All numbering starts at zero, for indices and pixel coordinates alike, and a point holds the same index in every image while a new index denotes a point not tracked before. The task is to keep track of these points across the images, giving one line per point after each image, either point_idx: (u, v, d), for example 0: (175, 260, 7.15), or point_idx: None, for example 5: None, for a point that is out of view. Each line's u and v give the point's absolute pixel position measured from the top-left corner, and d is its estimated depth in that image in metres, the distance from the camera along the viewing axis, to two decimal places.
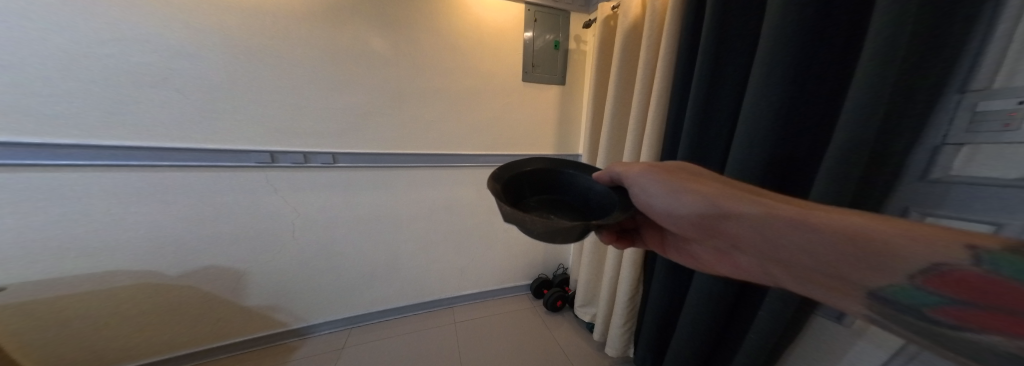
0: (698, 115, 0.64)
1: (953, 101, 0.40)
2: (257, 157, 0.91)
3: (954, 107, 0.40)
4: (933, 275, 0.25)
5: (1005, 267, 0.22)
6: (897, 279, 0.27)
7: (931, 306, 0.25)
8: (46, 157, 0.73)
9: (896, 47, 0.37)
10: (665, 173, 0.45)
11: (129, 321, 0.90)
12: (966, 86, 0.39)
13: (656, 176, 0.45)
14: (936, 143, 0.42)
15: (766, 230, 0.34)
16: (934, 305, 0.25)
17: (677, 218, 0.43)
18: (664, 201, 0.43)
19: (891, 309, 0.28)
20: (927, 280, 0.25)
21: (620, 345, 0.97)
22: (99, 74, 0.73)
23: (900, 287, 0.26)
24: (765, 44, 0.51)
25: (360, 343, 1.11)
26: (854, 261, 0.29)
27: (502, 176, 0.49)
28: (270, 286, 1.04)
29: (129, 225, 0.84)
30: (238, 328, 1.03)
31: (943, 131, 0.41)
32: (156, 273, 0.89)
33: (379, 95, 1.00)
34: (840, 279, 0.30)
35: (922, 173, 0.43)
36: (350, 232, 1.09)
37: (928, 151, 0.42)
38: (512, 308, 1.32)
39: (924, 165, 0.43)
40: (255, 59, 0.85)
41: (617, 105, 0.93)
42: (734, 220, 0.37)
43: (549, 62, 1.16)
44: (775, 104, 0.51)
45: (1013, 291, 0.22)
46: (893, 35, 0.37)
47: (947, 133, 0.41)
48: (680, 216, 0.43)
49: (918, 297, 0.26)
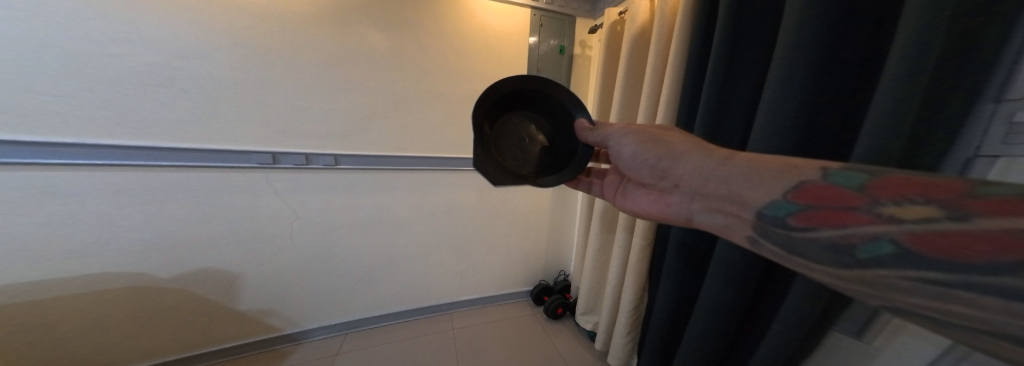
0: (710, 120, 0.65)
1: (987, 111, 0.37)
2: (257, 157, 0.89)
3: (988, 118, 0.37)
4: (797, 189, 0.32)
5: (836, 177, 0.30)
6: (774, 195, 0.34)
7: (788, 214, 0.32)
8: (40, 156, 0.71)
9: (927, 58, 0.36)
10: (631, 126, 0.51)
11: (115, 327, 0.86)
12: (1001, 96, 0.36)
13: (630, 128, 0.50)
14: (968, 155, 0.39)
15: (703, 168, 0.42)
16: (790, 212, 0.32)
17: (636, 164, 0.51)
18: (632, 147, 0.50)
19: (768, 226, 0.34)
20: (793, 194, 0.32)
21: (623, 355, 0.95)
22: (101, 74, 0.72)
23: (776, 201, 0.33)
24: (778, 59, 0.51)
25: (354, 350, 1.07)
26: (754, 185, 0.36)
27: (498, 98, 0.53)
28: (264, 290, 1.01)
29: (123, 226, 0.81)
30: (230, 333, 1.00)
31: (975, 142, 0.38)
32: (148, 275, 0.86)
33: (381, 98, 0.98)
34: (740, 204, 0.37)
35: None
36: (347, 235, 1.07)
37: (961, 163, 0.39)
38: (511, 315, 1.30)
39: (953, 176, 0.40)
40: (258, 60, 0.84)
41: (624, 110, 0.93)
42: (681, 162, 0.45)
43: (553, 66, 1.16)
44: (794, 110, 0.50)
45: (836, 194, 0.29)
46: (930, 33, 0.35)
47: (980, 144, 0.38)
48: (628, 162, 0.51)
49: (781, 207, 0.33)
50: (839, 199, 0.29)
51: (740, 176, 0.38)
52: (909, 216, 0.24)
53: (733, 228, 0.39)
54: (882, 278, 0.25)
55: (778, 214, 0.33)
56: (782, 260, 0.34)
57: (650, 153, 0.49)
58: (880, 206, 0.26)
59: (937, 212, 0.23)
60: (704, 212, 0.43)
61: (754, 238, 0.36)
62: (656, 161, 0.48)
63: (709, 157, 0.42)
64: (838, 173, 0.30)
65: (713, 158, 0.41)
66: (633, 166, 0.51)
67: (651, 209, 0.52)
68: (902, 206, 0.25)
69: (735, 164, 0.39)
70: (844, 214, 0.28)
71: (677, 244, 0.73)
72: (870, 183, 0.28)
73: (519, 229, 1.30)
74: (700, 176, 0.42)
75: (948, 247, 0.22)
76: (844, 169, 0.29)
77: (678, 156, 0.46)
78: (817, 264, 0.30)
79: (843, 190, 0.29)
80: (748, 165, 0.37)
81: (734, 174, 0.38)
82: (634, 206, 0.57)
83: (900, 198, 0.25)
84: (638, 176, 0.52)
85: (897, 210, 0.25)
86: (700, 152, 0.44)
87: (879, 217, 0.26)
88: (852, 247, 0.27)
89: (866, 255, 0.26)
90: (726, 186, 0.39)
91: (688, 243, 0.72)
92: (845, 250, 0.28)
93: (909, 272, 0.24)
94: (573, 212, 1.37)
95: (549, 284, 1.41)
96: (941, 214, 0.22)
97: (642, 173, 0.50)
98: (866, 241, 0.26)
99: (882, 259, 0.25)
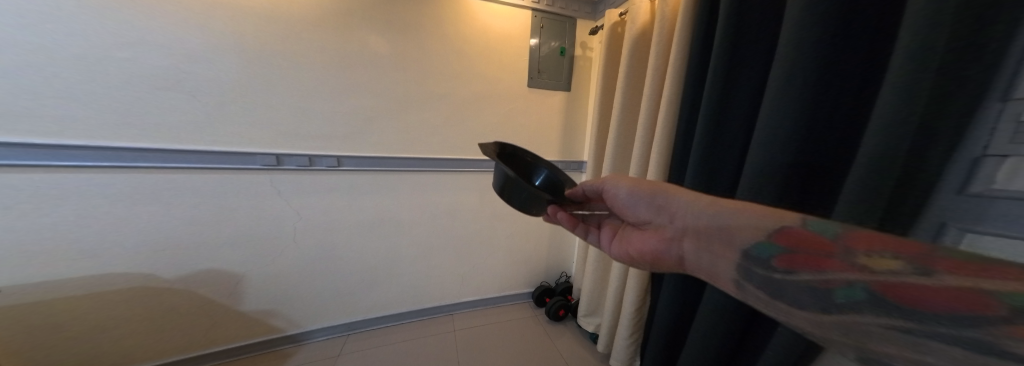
0: (711, 121, 0.65)
1: (994, 110, 0.37)
2: (262, 159, 0.90)
3: (995, 116, 0.37)
4: (779, 233, 0.32)
5: (814, 226, 0.30)
6: (760, 236, 0.33)
7: (771, 255, 0.31)
8: (50, 158, 0.72)
9: (927, 65, 0.35)
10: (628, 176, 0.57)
11: (122, 326, 0.87)
12: (1008, 94, 0.36)
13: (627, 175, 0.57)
14: (976, 154, 0.38)
15: (693, 206, 0.43)
16: (773, 254, 0.31)
17: (632, 201, 0.53)
18: (628, 188, 0.54)
19: (750, 267, 0.33)
20: (775, 236, 0.32)
21: (626, 358, 0.94)
22: (112, 77, 0.73)
23: (760, 241, 0.33)
24: (779, 63, 0.51)
25: (355, 351, 1.08)
26: (741, 224, 0.36)
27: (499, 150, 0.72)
28: (267, 291, 1.02)
29: (129, 227, 0.82)
30: (233, 334, 1.00)
31: (982, 141, 0.38)
32: (154, 276, 0.87)
33: (384, 100, 0.99)
34: (729, 242, 0.37)
35: (959, 187, 0.39)
36: (350, 237, 1.07)
37: (968, 162, 0.38)
38: (513, 317, 1.29)
39: (960, 178, 0.39)
40: (263, 63, 0.85)
41: (625, 112, 0.93)
42: (673, 200, 0.46)
43: (554, 67, 1.16)
44: (796, 111, 0.50)
45: (814, 240, 0.29)
46: (933, 35, 0.35)
47: (987, 144, 0.37)
48: (625, 204, 0.55)
49: (765, 249, 0.32)
50: (817, 246, 0.28)
51: (727, 216, 0.38)
52: (880, 267, 0.24)
53: (721, 269, 0.37)
54: (859, 325, 0.24)
55: (761, 254, 0.32)
56: (763, 305, 0.32)
57: (644, 191, 0.51)
58: (855, 257, 0.26)
59: (904, 267, 0.23)
60: (694, 250, 0.41)
61: (738, 281, 0.34)
62: (650, 198, 0.50)
63: (700, 197, 0.43)
64: (816, 223, 0.30)
65: (702, 198, 0.43)
66: (630, 203, 0.54)
67: (644, 247, 0.50)
68: (873, 258, 0.25)
69: (724, 204, 0.40)
70: (824, 260, 0.27)
71: None
72: (847, 235, 0.28)
73: (520, 230, 1.29)
74: (691, 212, 0.43)
75: (919, 296, 0.22)
76: (822, 220, 0.30)
77: (669, 196, 0.48)
78: (799, 310, 0.28)
79: (820, 238, 0.29)
80: (735, 206, 0.38)
81: (721, 214, 0.39)
82: (627, 245, 0.55)
83: (873, 251, 0.25)
84: (635, 214, 0.53)
85: (869, 261, 0.25)
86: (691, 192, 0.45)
87: (853, 266, 0.25)
88: (829, 291, 0.26)
89: (842, 300, 0.25)
90: (716, 223, 0.39)
91: None
92: (824, 295, 0.26)
93: (883, 319, 0.23)
94: None
95: (551, 286, 1.41)
96: (907, 269, 0.23)
97: (639, 211, 0.53)
98: (843, 285, 0.25)
99: (858, 306, 0.24)
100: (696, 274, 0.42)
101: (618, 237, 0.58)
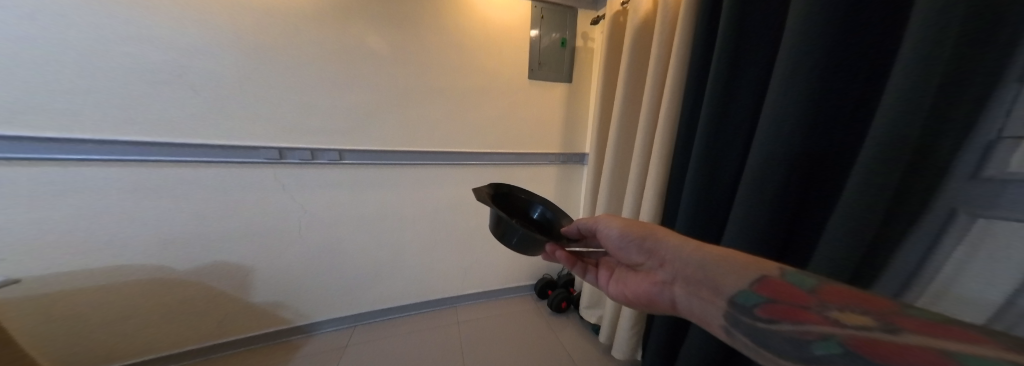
0: (715, 110, 0.63)
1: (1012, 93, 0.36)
2: (265, 153, 0.91)
3: (1011, 98, 0.36)
4: (759, 282, 0.34)
5: (792, 278, 0.32)
6: (742, 285, 0.35)
7: (755, 304, 0.32)
8: (57, 152, 0.73)
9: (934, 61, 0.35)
10: (615, 218, 0.58)
11: (138, 317, 0.90)
12: None
13: (616, 217, 0.58)
14: (990, 139, 0.38)
15: (680, 251, 0.44)
16: (757, 303, 0.32)
17: (624, 243, 0.54)
18: (618, 230, 0.55)
19: (735, 313, 0.34)
20: (757, 285, 0.34)
21: (627, 348, 0.95)
22: (115, 72, 0.74)
23: (744, 290, 0.34)
24: (778, 76, 0.51)
25: (363, 342, 1.10)
26: (725, 273, 0.38)
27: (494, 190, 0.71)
28: (276, 284, 1.04)
29: (137, 221, 0.84)
30: (245, 325, 1.03)
31: (997, 125, 0.37)
32: (165, 268, 0.89)
33: (384, 94, 0.99)
34: (715, 289, 0.38)
35: (974, 171, 0.39)
36: (354, 230, 1.09)
37: (982, 147, 0.38)
38: (516, 309, 1.31)
39: (973, 163, 0.39)
40: (262, 57, 0.84)
41: (626, 104, 0.92)
42: (662, 243, 0.48)
43: (554, 59, 1.14)
44: (803, 99, 0.48)
45: (793, 292, 0.31)
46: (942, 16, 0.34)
47: (1002, 127, 0.37)
48: (618, 246, 0.56)
49: (749, 297, 0.33)
50: (795, 297, 0.30)
51: (712, 263, 0.40)
52: (851, 322, 0.26)
53: (709, 315, 0.38)
54: None
55: (747, 302, 0.33)
56: (752, 354, 0.32)
57: (633, 235, 0.53)
58: (829, 310, 0.28)
59: (872, 322, 0.25)
60: (684, 295, 0.42)
61: (727, 328, 0.35)
62: (639, 240, 0.52)
63: (685, 242, 0.45)
64: (793, 275, 0.33)
65: (687, 243, 0.44)
66: (621, 245, 0.55)
67: (639, 289, 0.51)
68: (845, 312, 0.27)
69: (707, 250, 0.42)
70: (800, 312, 0.29)
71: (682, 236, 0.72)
72: (821, 290, 0.30)
73: None
74: (679, 258, 0.44)
75: (887, 353, 0.22)
76: (799, 273, 0.33)
77: (657, 240, 0.49)
78: (783, 359, 0.28)
79: (798, 290, 0.31)
80: (718, 253, 0.41)
81: (706, 261, 0.41)
82: (622, 285, 0.55)
83: (845, 306, 0.28)
84: (628, 255, 0.55)
85: (840, 314, 0.27)
86: (676, 236, 0.47)
87: (829, 319, 0.27)
88: (808, 343, 0.26)
89: (820, 352, 0.25)
90: (702, 269, 0.40)
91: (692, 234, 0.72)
92: (802, 345, 0.27)
93: None
94: (576, 205, 1.36)
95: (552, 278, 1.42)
96: (876, 325, 0.24)
97: (631, 252, 0.54)
98: (816, 336, 0.26)
99: (834, 357, 0.24)
100: (688, 317, 0.43)
101: (614, 278, 0.57)
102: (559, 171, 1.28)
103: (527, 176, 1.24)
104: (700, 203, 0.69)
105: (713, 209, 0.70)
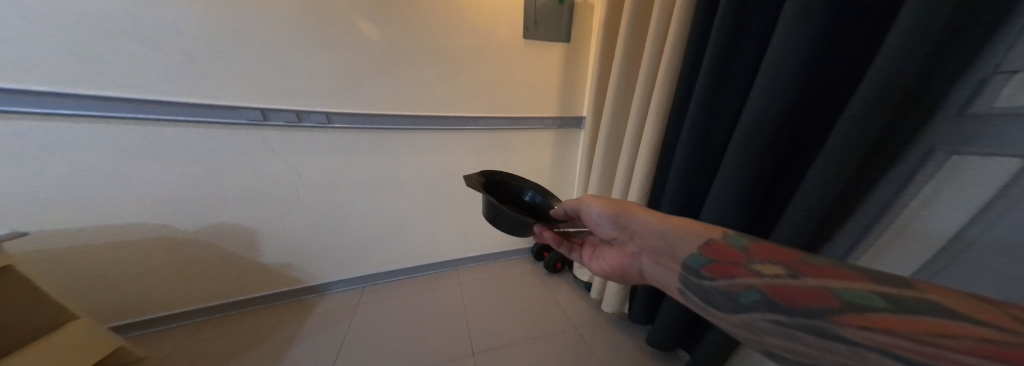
0: (716, 61, 0.60)
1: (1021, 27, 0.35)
2: (247, 114, 0.88)
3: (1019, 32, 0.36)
4: (706, 246, 0.37)
5: (731, 239, 0.36)
6: (692, 249, 0.39)
7: (701, 265, 0.36)
8: (20, 104, 0.70)
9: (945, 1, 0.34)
10: (595, 197, 0.58)
11: (156, 275, 0.96)
12: None
13: (596, 196, 0.58)
14: (987, 74, 0.38)
15: (648, 225, 0.47)
16: (702, 264, 0.36)
17: (601, 220, 0.56)
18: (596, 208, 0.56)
19: (687, 274, 0.38)
20: (705, 249, 0.37)
21: (615, 301, 1.01)
22: (73, 24, 0.69)
23: (694, 254, 0.38)
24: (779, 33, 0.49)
25: (372, 301, 1.18)
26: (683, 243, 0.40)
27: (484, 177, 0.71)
28: (283, 246, 1.09)
29: (131, 182, 0.85)
30: (259, 284, 1.10)
31: (998, 59, 0.38)
32: (171, 227, 0.93)
33: (368, 54, 0.94)
34: (674, 257, 0.41)
35: (962, 108, 0.41)
36: (352, 195, 1.11)
37: (977, 83, 0.39)
38: (514, 270, 1.39)
39: (965, 99, 0.40)
40: (229, 9, 0.78)
41: (624, 65, 0.87)
42: (632, 218, 0.50)
43: (551, 17, 1.06)
44: (807, 44, 0.47)
45: (729, 251, 0.35)
46: None
47: (1002, 60, 0.38)
48: (597, 224, 0.57)
49: (697, 260, 0.37)
50: (730, 256, 0.34)
51: (674, 235, 0.42)
52: (768, 272, 0.30)
53: (670, 281, 0.42)
54: (758, 322, 0.29)
55: (695, 265, 0.37)
56: (700, 309, 0.37)
57: (609, 212, 0.54)
58: (755, 264, 0.32)
59: (783, 272, 0.29)
60: (651, 264, 0.46)
61: (682, 290, 0.39)
62: (614, 216, 0.53)
63: (654, 216, 0.47)
64: (732, 236, 0.36)
65: (655, 218, 0.47)
66: (598, 222, 0.57)
67: (614, 262, 0.54)
68: (765, 264, 0.31)
69: (671, 223, 0.44)
70: (732, 268, 0.33)
71: (672, 196, 0.74)
72: (751, 247, 0.34)
73: None
74: (647, 231, 0.47)
75: (792, 297, 0.27)
76: (736, 234, 0.36)
77: (629, 215, 0.51)
78: (722, 310, 0.34)
79: (733, 249, 0.35)
80: (679, 224, 0.43)
81: (669, 233, 0.43)
82: (601, 259, 0.58)
83: (766, 259, 0.32)
84: (605, 231, 0.57)
85: (761, 267, 0.31)
86: (647, 210, 0.49)
87: (752, 272, 0.32)
88: (737, 295, 0.32)
89: (747, 302, 0.31)
90: (665, 241, 0.43)
91: (681, 193, 0.73)
92: (733, 297, 0.32)
93: (771, 316, 0.29)
94: (573, 171, 1.36)
95: None
96: (787, 275, 0.29)
97: (607, 229, 0.56)
98: (743, 289, 0.31)
99: (756, 306, 0.30)
100: (655, 284, 0.47)
101: (595, 254, 0.60)
102: (556, 136, 1.26)
103: (524, 141, 1.22)
104: (691, 161, 0.70)
105: (703, 167, 0.71)
